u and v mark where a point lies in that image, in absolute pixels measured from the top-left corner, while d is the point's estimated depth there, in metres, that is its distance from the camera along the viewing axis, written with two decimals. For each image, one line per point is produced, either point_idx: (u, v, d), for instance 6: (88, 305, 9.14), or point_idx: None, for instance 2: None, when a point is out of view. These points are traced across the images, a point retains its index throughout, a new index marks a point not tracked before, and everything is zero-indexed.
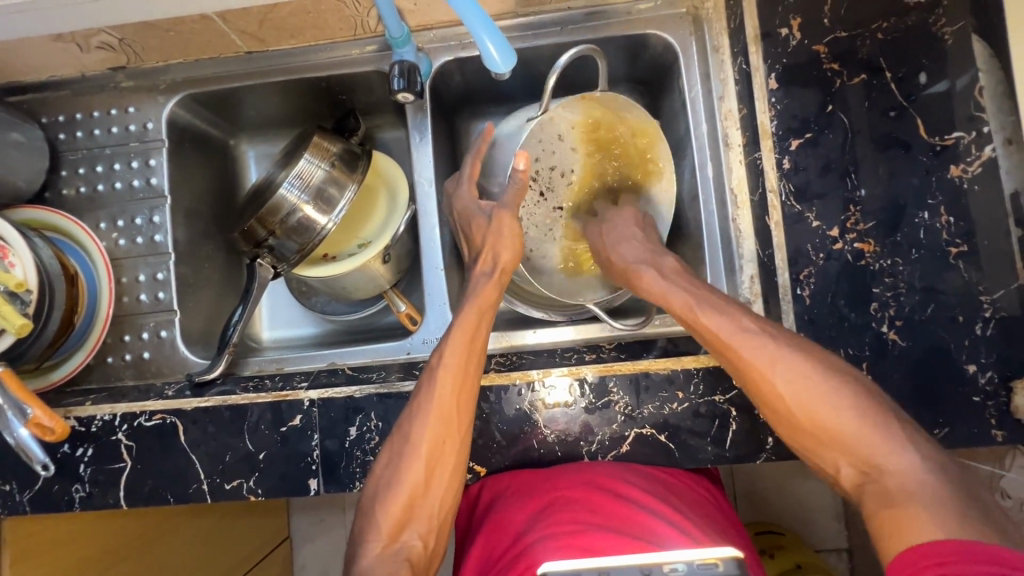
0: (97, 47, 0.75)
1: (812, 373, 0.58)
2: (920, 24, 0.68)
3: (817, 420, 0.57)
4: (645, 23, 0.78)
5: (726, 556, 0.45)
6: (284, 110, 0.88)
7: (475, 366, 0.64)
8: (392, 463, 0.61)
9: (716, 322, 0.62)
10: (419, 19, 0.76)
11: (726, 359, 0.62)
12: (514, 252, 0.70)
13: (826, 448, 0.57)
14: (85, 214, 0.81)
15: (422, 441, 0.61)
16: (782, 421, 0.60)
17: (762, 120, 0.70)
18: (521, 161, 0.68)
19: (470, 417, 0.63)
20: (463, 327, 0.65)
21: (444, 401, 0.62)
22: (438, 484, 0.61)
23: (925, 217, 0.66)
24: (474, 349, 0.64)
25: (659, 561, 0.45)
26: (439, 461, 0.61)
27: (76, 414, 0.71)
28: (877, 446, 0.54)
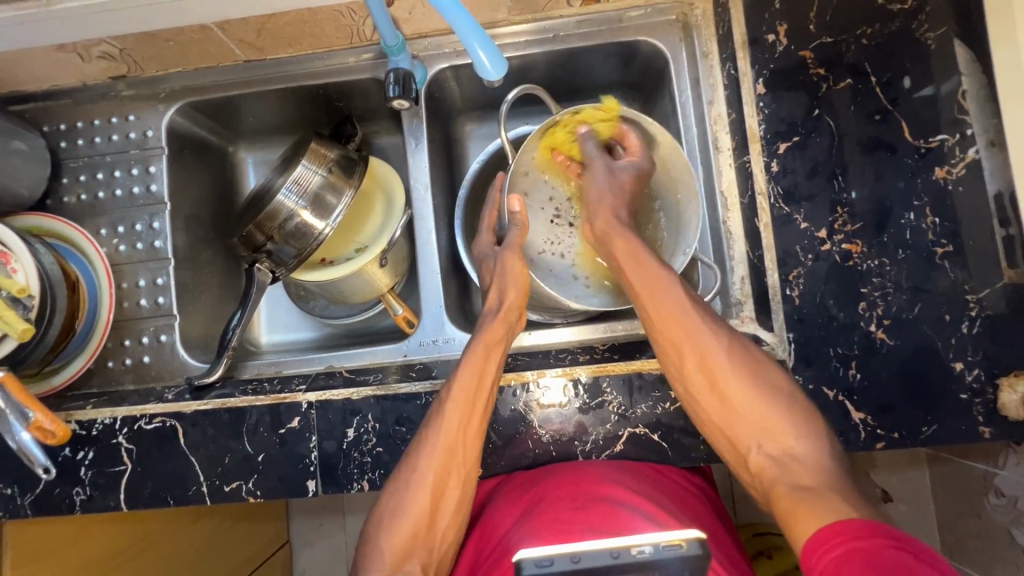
0: (98, 57, 0.76)
1: (747, 358, 0.63)
2: (904, 30, 0.69)
3: (743, 403, 0.61)
4: (635, 29, 0.80)
5: (690, 537, 0.46)
6: (283, 118, 0.90)
7: (485, 397, 0.65)
8: (396, 495, 0.62)
9: (671, 301, 0.65)
10: (414, 28, 0.78)
11: (666, 323, 0.64)
12: (520, 293, 0.73)
13: (740, 428, 0.61)
14: (86, 221, 0.82)
15: (429, 473, 0.62)
16: (709, 398, 0.62)
17: (751, 124, 0.71)
18: (515, 205, 0.76)
19: (475, 452, 0.65)
20: (473, 362, 0.66)
21: (451, 434, 0.63)
22: (442, 512, 0.63)
23: (911, 218, 0.67)
24: (482, 384, 0.65)
25: (629, 544, 0.46)
26: (444, 488, 0.63)
27: (77, 418, 0.72)
28: (789, 430, 0.59)
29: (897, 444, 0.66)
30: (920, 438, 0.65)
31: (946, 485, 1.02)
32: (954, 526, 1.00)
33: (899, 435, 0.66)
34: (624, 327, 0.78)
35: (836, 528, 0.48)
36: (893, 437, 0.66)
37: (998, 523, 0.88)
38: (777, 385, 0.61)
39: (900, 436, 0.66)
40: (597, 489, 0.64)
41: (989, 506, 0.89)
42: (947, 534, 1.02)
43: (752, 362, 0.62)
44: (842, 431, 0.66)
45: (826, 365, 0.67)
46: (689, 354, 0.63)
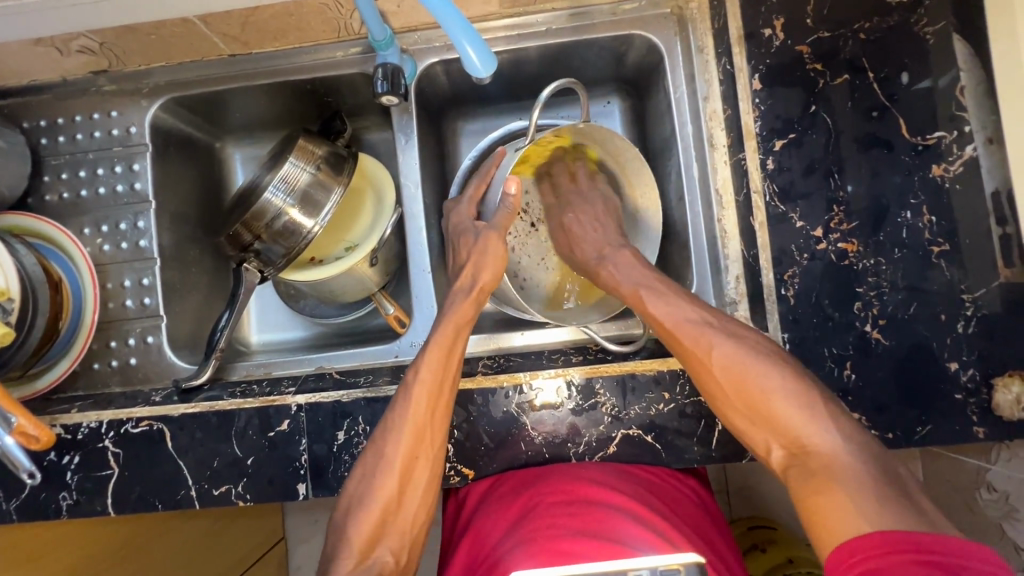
0: (77, 51, 0.74)
1: (746, 360, 0.60)
2: (902, 24, 0.68)
3: (752, 406, 0.59)
4: (630, 23, 0.78)
5: (689, 563, 0.54)
6: (269, 113, 0.88)
7: (453, 378, 0.65)
8: (365, 479, 0.62)
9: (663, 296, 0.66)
10: (403, 21, 0.76)
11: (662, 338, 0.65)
12: (496, 275, 0.70)
13: (758, 433, 0.59)
14: (69, 220, 0.80)
15: (395, 453, 0.61)
16: (720, 405, 0.61)
17: (747, 121, 0.70)
18: (511, 185, 0.66)
19: (442, 432, 0.63)
20: (439, 342, 0.65)
21: (418, 416, 0.62)
22: (410, 494, 0.62)
23: (907, 216, 0.66)
24: (449, 365, 0.65)
25: (628, 567, 0.53)
26: (411, 470, 0.62)
27: (62, 421, 0.71)
28: (799, 425, 0.56)
29: (891, 445, 0.65)
30: (915, 438, 0.65)
31: (938, 480, 1.03)
32: None
33: (893, 436, 0.65)
34: (619, 326, 0.79)
35: (854, 547, 0.47)
36: (887, 438, 0.65)
37: (988, 517, 0.88)
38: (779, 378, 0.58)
39: (894, 437, 0.65)
40: (591, 493, 0.63)
41: (980, 501, 0.89)
42: None
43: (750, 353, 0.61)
44: None
45: (821, 365, 0.67)
46: (686, 357, 0.63)
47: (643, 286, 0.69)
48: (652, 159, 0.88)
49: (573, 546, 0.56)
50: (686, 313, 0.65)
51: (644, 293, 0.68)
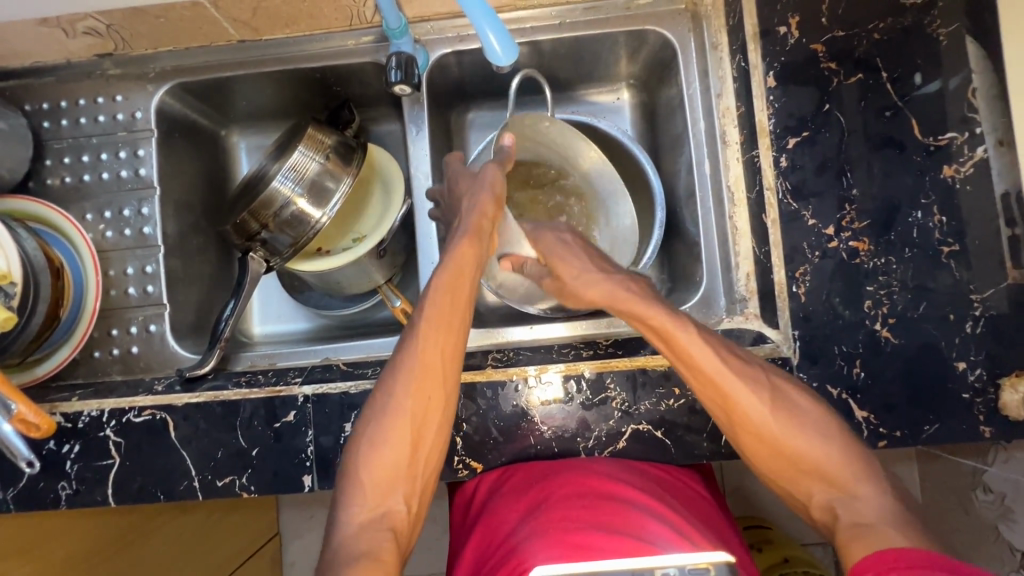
0: (83, 33, 0.73)
1: (788, 403, 0.59)
2: (916, 25, 0.68)
3: (800, 450, 0.58)
4: (644, 18, 0.78)
5: (718, 562, 0.49)
6: (277, 101, 0.86)
7: (462, 319, 0.64)
8: (375, 420, 0.60)
9: (706, 354, 0.60)
10: (417, 11, 0.76)
11: (700, 384, 0.61)
12: (494, 203, 0.69)
13: (794, 471, 0.58)
14: (71, 205, 0.79)
15: (407, 396, 0.59)
16: (753, 444, 0.60)
17: (760, 118, 0.70)
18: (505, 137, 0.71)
19: (454, 377, 0.62)
20: (446, 285, 0.63)
21: (427, 357, 0.61)
22: (423, 444, 0.60)
23: (918, 216, 0.67)
24: (458, 308, 0.63)
25: (652, 565, 0.49)
26: (424, 416, 0.60)
27: (62, 410, 0.70)
28: (847, 467, 0.56)
29: (899, 443, 0.66)
30: (922, 437, 0.65)
31: (935, 481, 1.04)
32: (943, 522, 1.01)
33: (901, 434, 0.66)
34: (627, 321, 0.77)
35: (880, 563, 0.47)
36: (895, 436, 0.66)
37: (986, 519, 0.89)
38: (829, 429, 0.58)
39: (902, 435, 0.66)
40: (605, 487, 0.62)
41: (977, 502, 0.90)
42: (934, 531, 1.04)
43: (792, 404, 0.60)
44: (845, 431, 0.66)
45: (831, 364, 0.67)
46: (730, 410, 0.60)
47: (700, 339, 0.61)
48: (661, 155, 0.88)
49: (586, 539, 0.54)
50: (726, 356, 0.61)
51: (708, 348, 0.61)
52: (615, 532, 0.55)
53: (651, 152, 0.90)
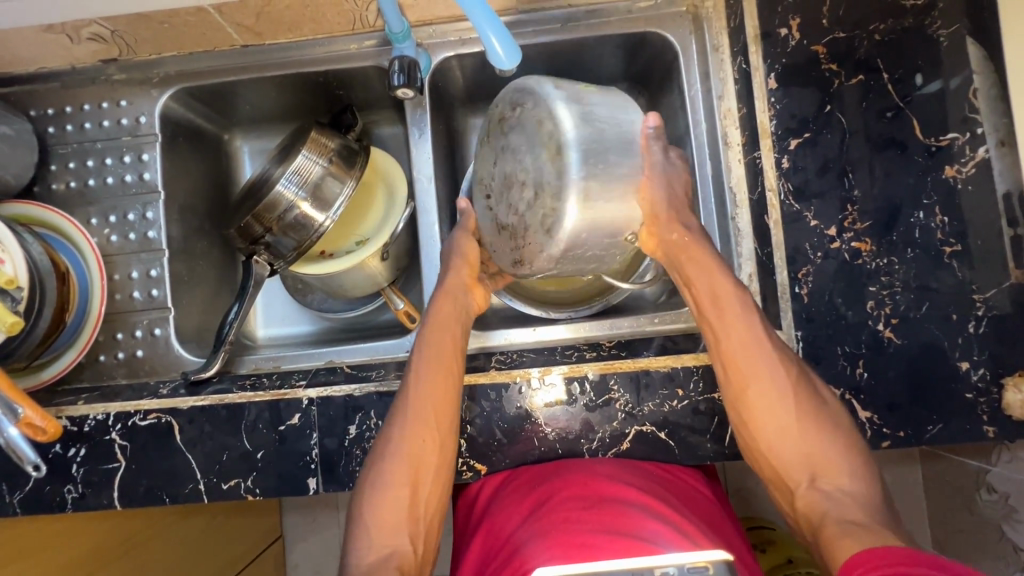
0: (88, 39, 0.73)
1: (810, 387, 0.61)
2: (916, 27, 0.68)
3: (812, 446, 0.59)
4: (645, 21, 0.78)
5: (717, 560, 0.46)
6: (281, 105, 0.87)
7: (454, 361, 0.66)
8: (375, 466, 0.61)
9: (746, 328, 0.62)
10: (419, 15, 0.76)
11: (740, 365, 0.61)
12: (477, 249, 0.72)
13: (790, 459, 0.59)
14: (76, 209, 0.79)
15: (404, 441, 0.61)
16: (766, 428, 0.60)
17: (762, 120, 0.71)
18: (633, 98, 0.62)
19: (451, 417, 0.63)
20: (433, 333, 0.66)
21: (421, 403, 0.62)
22: (422, 486, 0.61)
23: (920, 217, 0.67)
24: (447, 352, 0.66)
25: (653, 565, 0.46)
26: (422, 459, 0.61)
27: (68, 413, 0.70)
28: (847, 468, 0.58)
29: (902, 443, 0.66)
30: (925, 437, 0.66)
31: (939, 481, 1.04)
32: (947, 522, 1.01)
33: (904, 434, 0.66)
34: (630, 323, 0.77)
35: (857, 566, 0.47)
36: (898, 436, 0.66)
37: (990, 519, 0.89)
38: (840, 426, 0.60)
39: (905, 435, 0.66)
40: (606, 488, 0.62)
41: (981, 502, 0.90)
42: (938, 531, 1.04)
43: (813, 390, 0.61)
44: None
45: (834, 364, 0.67)
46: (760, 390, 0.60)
47: (745, 312, 0.62)
48: None
49: (589, 545, 0.53)
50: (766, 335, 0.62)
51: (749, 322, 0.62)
52: (618, 536, 0.54)
53: None
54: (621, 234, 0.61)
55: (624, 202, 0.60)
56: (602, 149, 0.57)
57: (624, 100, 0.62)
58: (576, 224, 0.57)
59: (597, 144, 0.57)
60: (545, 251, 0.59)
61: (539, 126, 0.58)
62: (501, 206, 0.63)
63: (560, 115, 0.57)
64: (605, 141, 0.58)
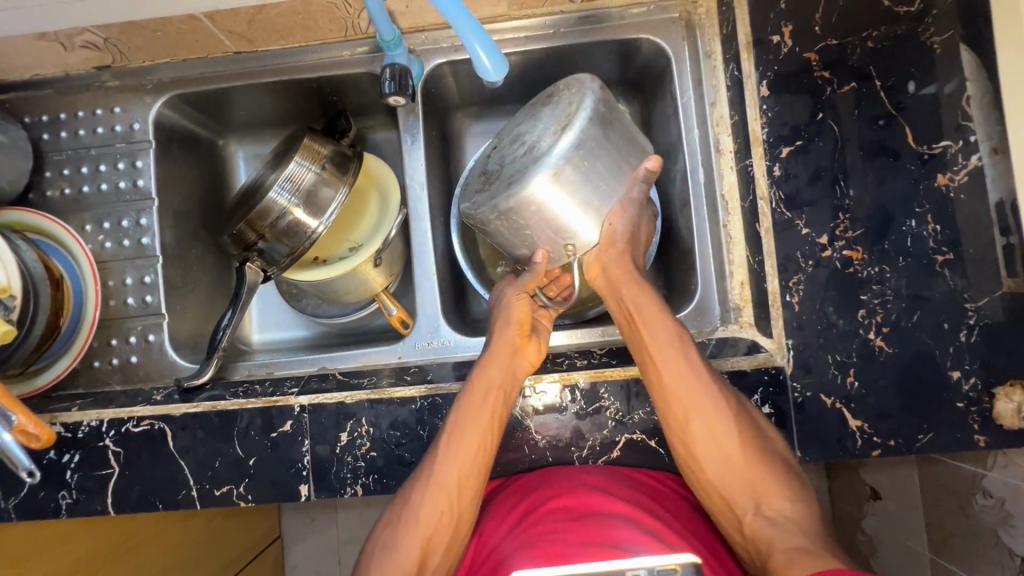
0: (81, 46, 0.73)
1: (748, 419, 0.62)
2: (909, 34, 0.68)
3: (754, 475, 0.59)
4: (637, 27, 0.78)
5: (684, 562, 0.53)
6: (274, 111, 0.87)
7: (489, 433, 0.63)
8: (393, 526, 0.61)
9: (677, 360, 0.62)
10: (411, 22, 0.76)
11: (677, 394, 0.61)
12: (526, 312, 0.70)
13: (733, 485, 0.60)
14: (70, 216, 0.80)
15: (424, 507, 0.60)
16: (704, 454, 0.61)
17: (753, 128, 0.70)
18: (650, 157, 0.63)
19: (475, 487, 0.62)
20: (473, 398, 0.64)
21: (452, 469, 0.62)
22: (434, 552, 0.59)
23: (912, 225, 0.67)
24: (483, 424, 0.63)
25: (624, 567, 0.51)
26: (438, 528, 0.60)
27: (62, 420, 0.71)
28: (786, 495, 0.59)
29: (893, 452, 0.66)
30: (917, 446, 0.66)
31: None
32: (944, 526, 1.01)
33: (895, 443, 0.66)
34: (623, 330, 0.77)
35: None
36: (889, 445, 0.66)
37: (985, 524, 0.89)
38: (776, 453, 0.61)
39: (896, 445, 0.66)
40: (591, 500, 0.61)
41: (977, 507, 0.90)
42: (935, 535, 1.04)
43: (749, 421, 0.62)
44: (839, 439, 0.67)
45: (825, 372, 0.67)
46: (698, 422, 0.61)
47: (680, 344, 0.63)
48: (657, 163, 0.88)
49: (569, 558, 0.54)
50: (703, 367, 0.62)
51: (684, 354, 0.62)
52: (597, 548, 0.55)
53: None
54: (564, 233, 0.62)
55: (583, 209, 0.61)
56: (593, 153, 0.59)
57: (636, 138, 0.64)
58: (535, 193, 0.58)
59: (592, 147, 0.59)
60: (494, 200, 0.60)
61: (565, 104, 0.60)
62: (496, 157, 0.66)
63: (587, 98, 0.59)
64: (603, 144, 0.60)
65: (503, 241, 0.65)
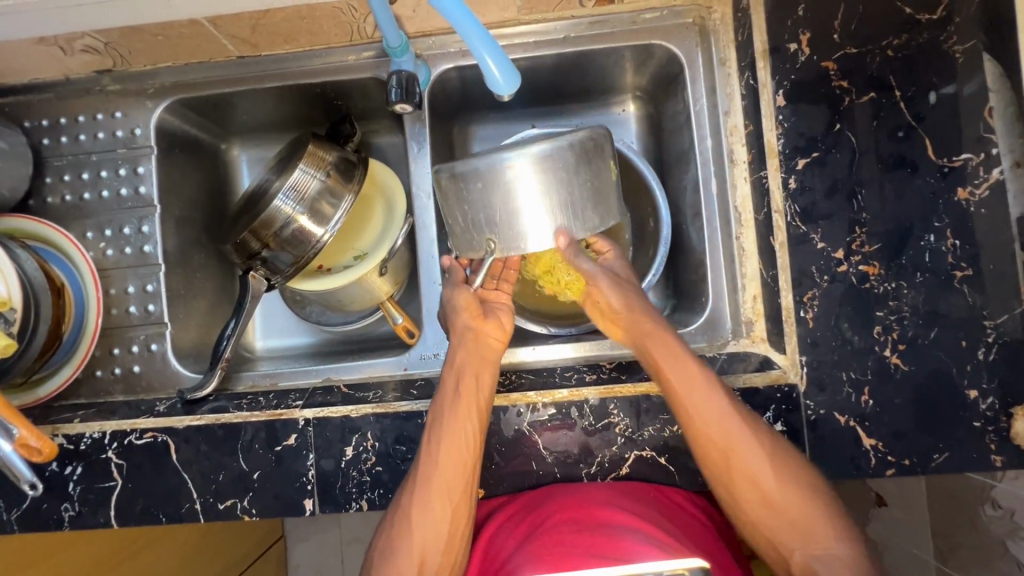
0: (81, 50, 0.72)
1: (784, 455, 0.60)
2: (932, 42, 0.66)
3: (799, 516, 0.58)
4: (650, 33, 0.76)
5: (693, 567, 0.49)
6: (278, 116, 0.85)
7: (470, 431, 0.63)
8: (388, 532, 0.61)
9: (713, 407, 0.60)
10: (418, 26, 0.74)
11: (713, 438, 0.60)
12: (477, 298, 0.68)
13: (778, 528, 0.59)
14: (71, 223, 0.79)
15: (416, 513, 0.60)
16: (743, 501, 0.60)
17: (769, 138, 0.69)
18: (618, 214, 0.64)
19: (464, 489, 0.62)
20: (446, 397, 0.64)
21: (437, 475, 0.61)
22: (432, 557, 0.60)
23: (930, 240, 0.65)
24: (458, 422, 0.62)
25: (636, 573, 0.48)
26: (433, 533, 0.60)
27: (64, 431, 0.70)
28: (829, 531, 0.58)
29: (907, 471, 0.65)
30: (931, 465, 0.64)
31: None
32: None
33: (909, 462, 0.65)
34: None
35: None
36: (903, 464, 0.65)
37: (994, 535, 0.88)
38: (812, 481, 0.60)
39: (910, 464, 0.65)
40: (599, 513, 0.60)
41: (984, 517, 0.89)
42: None
43: (783, 459, 0.60)
44: (852, 458, 0.65)
45: (838, 390, 0.66)
46: (732, 467, 0.60)
47: (711, 388, 0.61)
48: (666, 169, 0.87)
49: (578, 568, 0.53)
50: (733, 406, 0.61)
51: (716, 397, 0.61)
52: (607, 558, 0.54)
53: (657, 165, 0.89)
54: (496, 225, 0.58)
55: (526, 218, 0.58)
56: (568, 171, 0.57)
57: (609, 203, 0.62)
58: (497, 167, 0.56)
59: (568, 163, 0.57)
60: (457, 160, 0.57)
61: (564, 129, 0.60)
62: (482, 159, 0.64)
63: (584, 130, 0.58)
64: (580, 169, 0.58)
65: (453, 215, 0.61)
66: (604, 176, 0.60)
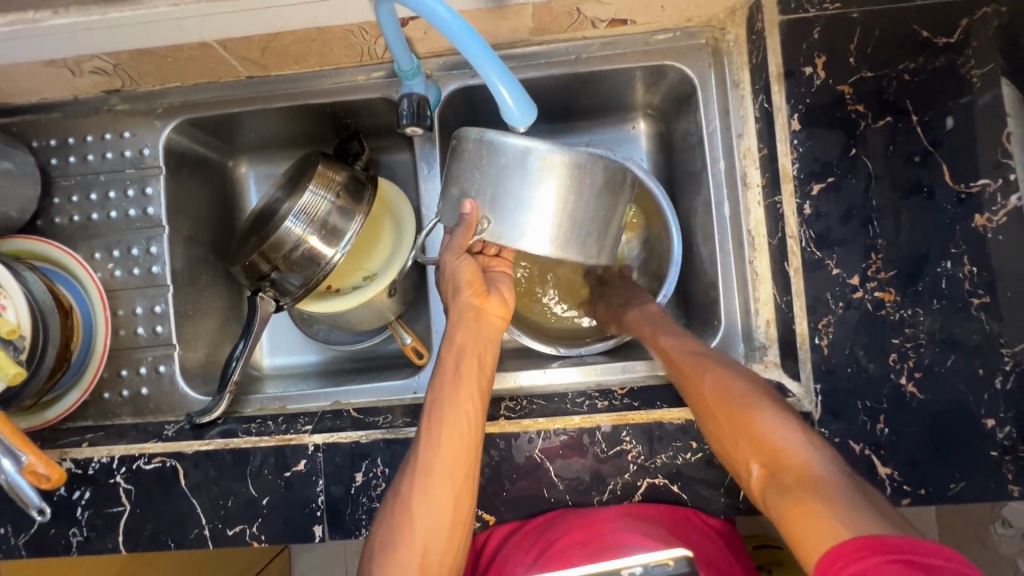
0: (90, 72, 0.71)
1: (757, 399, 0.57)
2: (948, 66, 0.65)
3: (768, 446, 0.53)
4: (662, 53, 0.76)
5: (677, 556, 0.57)
6: (287, 133, 0.85)
7: (474, 410, 0.60)
8: (388, 521, 0.58)
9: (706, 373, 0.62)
10: (428, 47, 0.74)
11: (697, 394, 0.61)
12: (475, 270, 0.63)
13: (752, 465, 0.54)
14: (80, 243, 0.78)
15: (415, 497, 0.58)
16: (732, 447, 0.56)
17: (783, 163, 0.68)
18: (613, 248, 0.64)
19: (464, 470, 0.59)
20: (447, 373, 0.61)
21: (437, 458, 0.58)
22: (434, 548, 0.57)
23: (947, 266, 0.64)
24: (458, 402, 0.60)
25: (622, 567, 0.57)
26: (433, 519, 0.57)
27: (72, 456, 0.70)
28: (803, 457, 0.50)
29: (924, 501, 0.64)
30: (948, 495, 0.64)
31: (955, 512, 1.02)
32: None
33: (925, 492, 0.64)
34: (646, 368, 0.74)
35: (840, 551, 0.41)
36: (919, 494, 0.64)
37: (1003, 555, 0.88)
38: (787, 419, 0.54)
39: (927, 494, 0.64)
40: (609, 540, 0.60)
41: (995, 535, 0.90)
42: None
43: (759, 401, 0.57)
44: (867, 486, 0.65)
45: (854, 418, 0.65)
46: (718, 420, 0.58)
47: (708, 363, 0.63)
48: (677, 188, 0.86)
49: None
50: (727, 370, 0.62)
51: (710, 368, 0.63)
52: None
53: (667, 183, 0.89)
54: (505, 206, 0.57)
55: (545, 217, 0.57)
56: (588, 186, 0.58)
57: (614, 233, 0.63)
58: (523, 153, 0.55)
59: (591, 179, 0.57)
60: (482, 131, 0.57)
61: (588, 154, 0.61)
62: None
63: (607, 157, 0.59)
64: (599, 188, 0.58)
65: (464, 184, 0.59)
66: (614, 205, 0.61)
